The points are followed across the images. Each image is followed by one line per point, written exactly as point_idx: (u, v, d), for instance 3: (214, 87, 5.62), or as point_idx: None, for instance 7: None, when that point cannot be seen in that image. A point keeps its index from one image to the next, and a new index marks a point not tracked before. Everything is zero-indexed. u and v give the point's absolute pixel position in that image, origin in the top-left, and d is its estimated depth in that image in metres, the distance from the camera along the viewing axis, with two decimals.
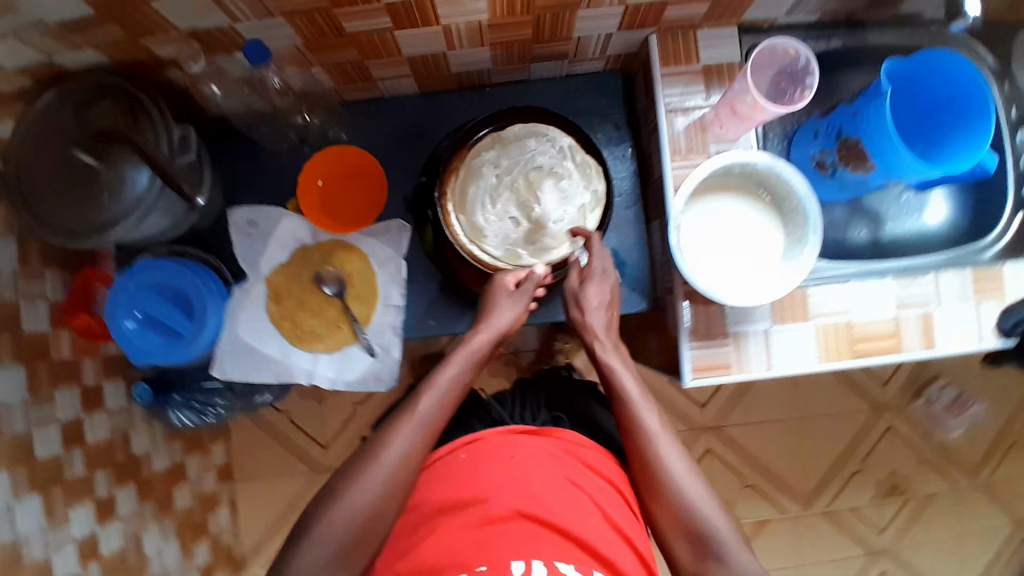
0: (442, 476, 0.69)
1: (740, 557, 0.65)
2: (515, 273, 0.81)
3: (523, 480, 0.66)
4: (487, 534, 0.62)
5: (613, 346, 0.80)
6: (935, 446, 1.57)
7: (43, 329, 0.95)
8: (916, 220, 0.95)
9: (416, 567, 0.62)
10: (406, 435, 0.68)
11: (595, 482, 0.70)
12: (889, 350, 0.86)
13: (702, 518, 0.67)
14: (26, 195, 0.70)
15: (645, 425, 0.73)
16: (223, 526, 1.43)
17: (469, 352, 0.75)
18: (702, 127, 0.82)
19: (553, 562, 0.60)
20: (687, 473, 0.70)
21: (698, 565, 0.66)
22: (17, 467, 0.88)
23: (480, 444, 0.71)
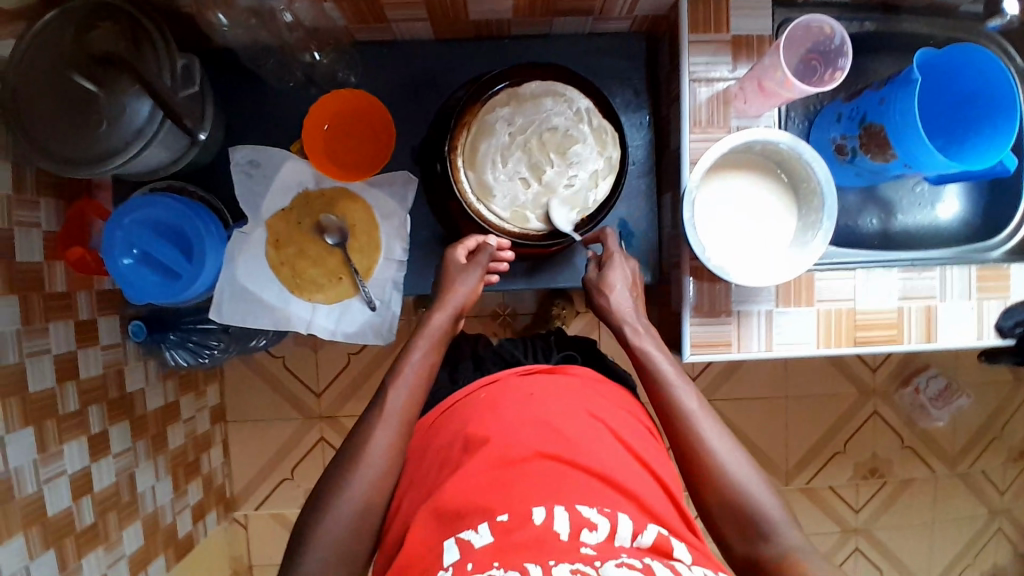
0: (458, 420, 0.71)
1: (788, 534, 0.64)
2: (465, 243, 0.79)
3: (541, 417, 0.68)
4: (508, 476, 0.61)
5: (643, 327, 0.78)
6: (918, 433, 1.60)
7: (37, 260, 0.94)
8: (928, 214, 0.95)
9: (438, 510, 0.61)
10: (384, 433, 0.67)
11: (620, 422, 0.72)
12: (888, 341, 0.86)
13: (748, 498, 0.66)
14: (22, 119, 0.68)
15: (684, 407, 0.71)
16: (215, 466, 1.45)
17: (429, 335, 0.74)
18: (725, 100, 0.79)
19: (575, 506, 0.59)
20: (730, 452, 0.69)
21: (746, 544, 0.66)
22: (10, 399, 0.88)
23: (500, 382, 0.76)
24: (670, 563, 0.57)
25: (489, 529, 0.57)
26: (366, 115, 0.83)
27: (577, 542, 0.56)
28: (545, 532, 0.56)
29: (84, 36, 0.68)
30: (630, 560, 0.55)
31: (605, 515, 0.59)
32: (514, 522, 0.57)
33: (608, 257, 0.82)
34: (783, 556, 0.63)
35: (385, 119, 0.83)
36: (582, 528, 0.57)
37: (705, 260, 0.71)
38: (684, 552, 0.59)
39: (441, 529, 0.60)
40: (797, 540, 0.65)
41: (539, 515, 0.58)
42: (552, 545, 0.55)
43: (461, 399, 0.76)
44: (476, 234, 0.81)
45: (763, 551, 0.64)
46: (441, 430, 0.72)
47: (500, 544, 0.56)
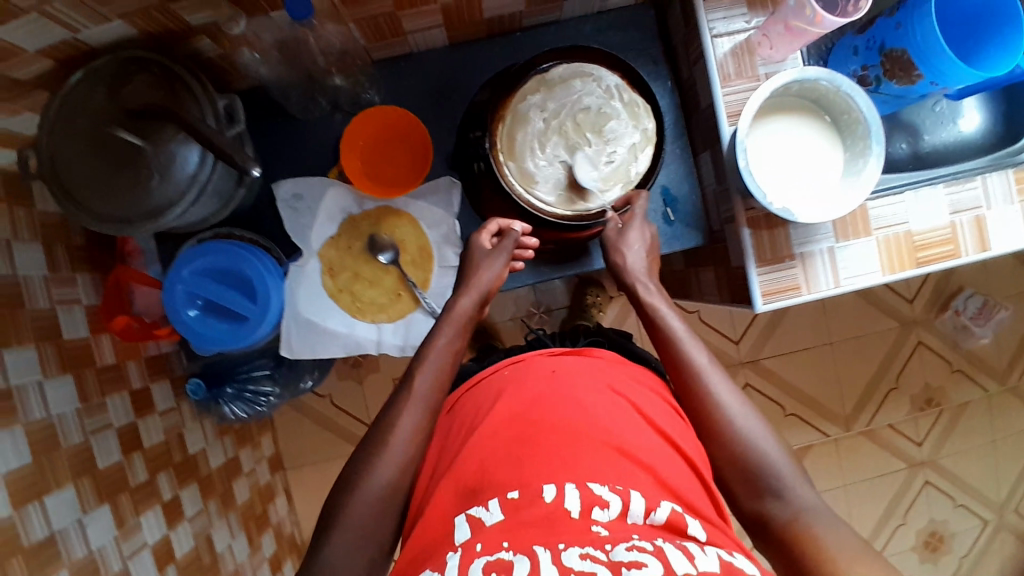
0: (482, 399, 0.74)
1: (797, 492, 0.66)
2: (489, 228, 0.83)
3: (565, 396, 0.69)
4: (525, 454, 0.63)
5: (656, 286, 0.81)
6: (964, 354, 1.59)
7: (84, 335, 0.92)
8: (952, 130, 0.92)
9: (458, 486, 0.64)
10: (410, 418, 0.70)
11: (642, 397, 0.73)
12: (944, 256, 0.86)
13: (757, 452, 0.68)
14: (73, 187, 0.68)
15: (696, 363, 0.75)
16: (283, 515, 1.44)
17: (457, 319, 0.77)
18: (750, 50, 0.80)
19: (585, 484, 0.60)
20: (740, 409, 0.71)
21: (755, 502, 0.67)
22: (80, 479, 0.86)
23: (526, 362, 0.77)
24: (683, 545, 0.56)
25: (500, 508, 0.60)
26: (401, 131, 0.83)
27: (588, 521, 0.57)
28: (556, 509, 0.58)
29: (118, 93, 0.68)
30: (640, 542, 0.55)
31: (617, 492, 0.59)
32: (523, 500, 0.59)
33: (630, 215, 0.81)
34: (792, 520, 0.64)
35: (419, 131, 0.83)
36: (593, 507, 0.58)
37: (768, 205, 0.72)
38: (697, 530, 0.59)
39: (459, 501, 0.63)
40: (808, 499, 0.66)
41: (549, 494, 0.59)
42: (563, 523, 0.56)
43: (486, 375, 0.78)
44: (498, 218, 0.84)
45: (769, 507, 0.66)
46: (464, 408, 0.75)
47: (509, 521, 0.58)
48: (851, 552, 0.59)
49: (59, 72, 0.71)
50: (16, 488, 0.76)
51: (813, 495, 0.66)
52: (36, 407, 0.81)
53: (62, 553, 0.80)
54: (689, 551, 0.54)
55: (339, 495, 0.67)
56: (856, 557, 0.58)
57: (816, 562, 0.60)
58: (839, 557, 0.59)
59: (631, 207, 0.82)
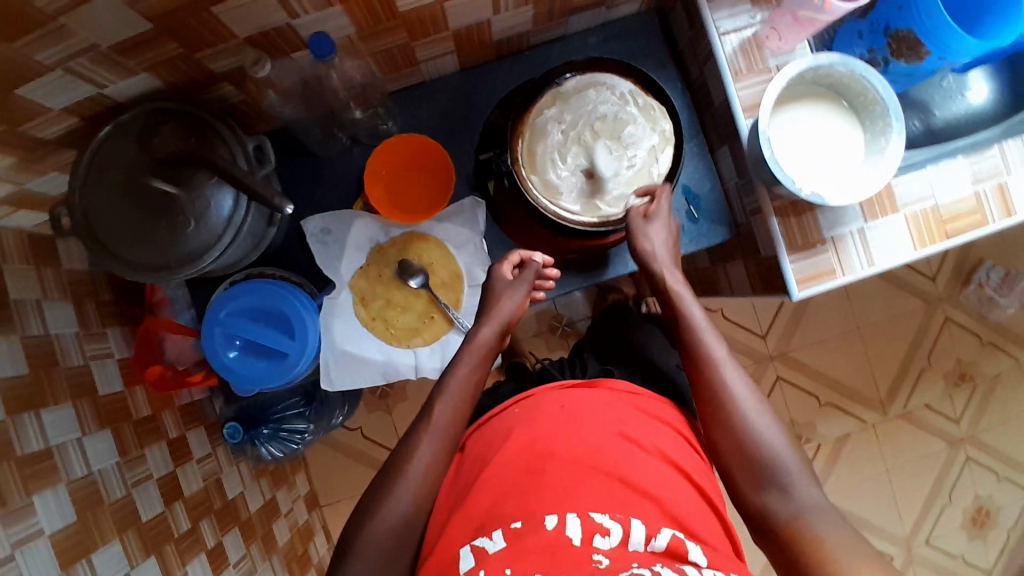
0: (492, 435, 0.72)
1: (804, 490, 0.65)
2: (509, 260, 0.83)
3: (576, 427, 0.68)
4: (530, 485, 0.63)
5: (679, 274, 0.80)
6: (993, 326, 1.57)
7: (118, 389, 0.92)
8: (961, 104, 0.92)
9: (466, 519, 0.63)
10: (430, 445, 0.70)
11: (648, 427, 0.71)
12: (971, 227, 0.86)
13: (766, 448, 0.67)
14: (110, 240, 0.68)
15: (713, 355, 0.74)
16: (323, 553, 1.42)
17: (476, 348, 0.77)
18: (758, 44, 0.81)
19: (587, 514, 0.59)
20: (753, 405, 0.70)
21: (758, 495, 0.66)
22: (126, 532, 0.83)
23: (534, 398, 0.75)
24: (681, 569, 0.56)
25: (503, 536, 0.59)
26: (421, 156, 0.84)
27: (589, 549, 0.57)
28: (557, 537, 0.58)
29: (147, 143, 0.69)
30: (640, 570, 0.55)
31: (618, 521, 0.59)
32: (527, 530, 0.59)
33: (653, 207, 0.79)
34: (794, 519, 0.64)
35: (438, 153, 0.83)
36: (594, 534, 0.58)
37: (798, 191, 0.73)
38: (699, 555, 0.58)
39: (468, 532, 0.62)
40: (812, 499, 0.65)
41: (550, 522, 0.59)
42: (565, 552, 0.56)
43: (496, 415, 0.76)
44: (520, 251, 0.84)
45: (770, 501, 0.66)
46: (475, 446, 0.73)
47: (512, 550, 0.57)
48: (853, 553, 0.59)
49: (84, 129, 0.72)
50: (62, 548, 0.74)
51: (817, 496, 0.65)
52: (77, 464, 0.80)
53: None
54: None
55: (397, 525, 0.66)
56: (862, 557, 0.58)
57: (812, 560, 0.60)
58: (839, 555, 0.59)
59: (654, 196, 0.80)
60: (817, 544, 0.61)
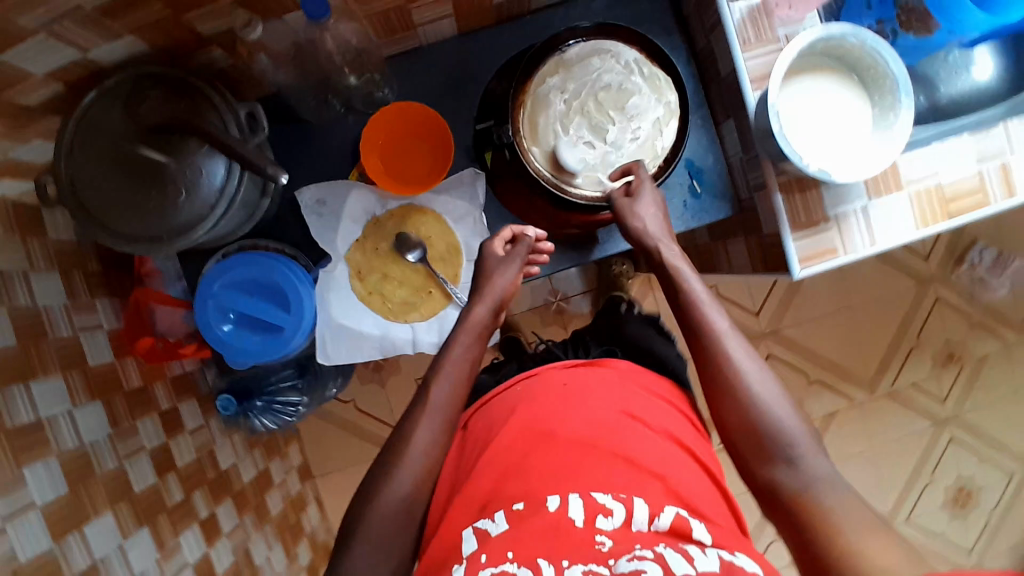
0: (494, 414, 0.73)
1: (812, 462, 0.63)
2: (501, 235, 0.81)
3: (577, 409, 0.69)
4: (531, 468, 0.63)
5: (674, 244, 0.77)
6: (982, 307, 1.59)
7: (108, 360, 0.90)
8: (966, 80, 0.87)
9: (470, 500, 0.64)
10: (427, 428, 0.69)
11: (650, 406, 0.71)
12: (973, 207, 0.85)
13: (771, 420, 0.66)
14: (98, 210, 0.66)
15: (715, 326, 0.72)
16: (316, 523, 1.42)
17: (471, 326, 0.76)
18: (767, 12, 0.78)
19: (588, 494, 0.60)
20: (757, 374, 0.69)
21: (765, 469, 0.65)
22: (118, 504, 0.83)
23: (540, 376, 0.75)
24: (684, 549, 0.56)
25: (505, 518, 0.60)
26: (419, 125, 0.82)
27: (592, 530, 0.57)
28: (560, 519, 0.58)
29: (136, 110, 0.66)
30: (641, 551, 0.55)
31: (621, 500, 0.60)
32: (529, 511, 0.59)
33: (638, 184, 0.76)
34: (804, 492, 0.61)
35: (436, 123, 0.81)
36: (596, 515, 0.58)
37: (806, 166, 0.71)
38: (704, 533, 0.58)
39: (470, 515, 0.62)
40: (823, 470, 0.63)
41: (553, 504, 0.59)
42: (567, 534, 0.57)
43: (499, 393, 0.77)
44: (512, 226, 0.83)
45: (780, 474, 0.64)
46: (475, 427, 0.74)
47: (514, 532, 0.58)
48: (860, 526, 0.56)
49: (69, 93, 0.69)
50: (55, 519, 0.73)
51: (824, 467, 0.63)
52: (68, 436, 0.79)
53: None
54: (689, 553, 0.55)
55: (394, 500, 0.66)
56: (868, 529, 0.55)
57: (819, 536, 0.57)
58: (845, 529, 0.56)
59: (633, 176, 0.77)
60: (824, 515, 0.58)
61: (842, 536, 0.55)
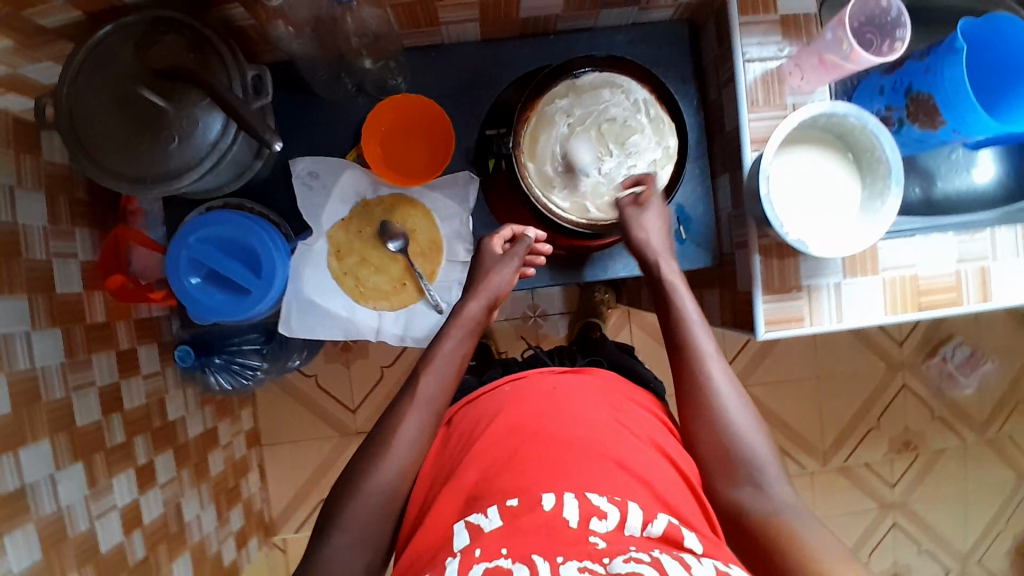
0: (481, 412, 0.73)
1: (779, 490, 0.65)
2: (501, 235, 0.83)
3: (566, 414, 0.69)
4: (518, 462, 0.63)
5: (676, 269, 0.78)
6: (947, 402, 1.61)
7: (76, 291, 0.90)
8: (965, 179, 0.92)
9: (461, 494, 0.64)
10: (414, 424, 0.69)
11: (633, 415, 0.73)
12: (944, 304, 0.87)
13: (744, 445, 0.68)
14: (90, 143, 0.67)
15: (699, 346, 0.73)
16: (254, 491, 1.42)
17: (464, 323, 0.77)
18: (780, 78, 0.80)
19: (583, 494, 0.60)
20: (734, 401, 0.70)
21: (732, 490, 0.66)
22: (58, 434, 0.83)
23: (525, 380, 0.76)
24: (680, 556, 0.55)
25: (498, 514, 0.59)
26: (424, 119, 0.82)
27: (586, 531, 0.57)
28: (554, 518, 0.58)
29: (145, 52, 0.67)
30: (637, 553, 0.55)
31: (615, 504, 0.60)
32: (523, 508, 0.59)
33: (649, 195, 0.78)
34: (772, 516, 0.62)
35: (441, 121, 0.82)
36: (591, 516, 0.58)
37: (784, 233, 0.73)
38: (695, 542, 0.58)
39: (457, 510, 0.63)
40: (786, 497, 0.65)
41: (548, 502, 0.59)
42: (562, 534, 0.56)
43: (487, 392, 0.77)
44: (513, 225, 0.84)
45: (746, 496, 0.65)
46: (461, 424, 0.74)
47: (508, 529, 0.58)
48: (835, 555, 0.57)
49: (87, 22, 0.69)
50: None
51: (792, 496, 0.64)
52: (21, 357, 0.78)
53: (30, 506, 0.77)
54: (686, 561, 0.54)
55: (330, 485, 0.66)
56: (838, 558, 0.56)
57: (784, 554, 0.58)
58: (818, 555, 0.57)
59: (644, 187, 0.79)
60: (796, 540, 0.59)
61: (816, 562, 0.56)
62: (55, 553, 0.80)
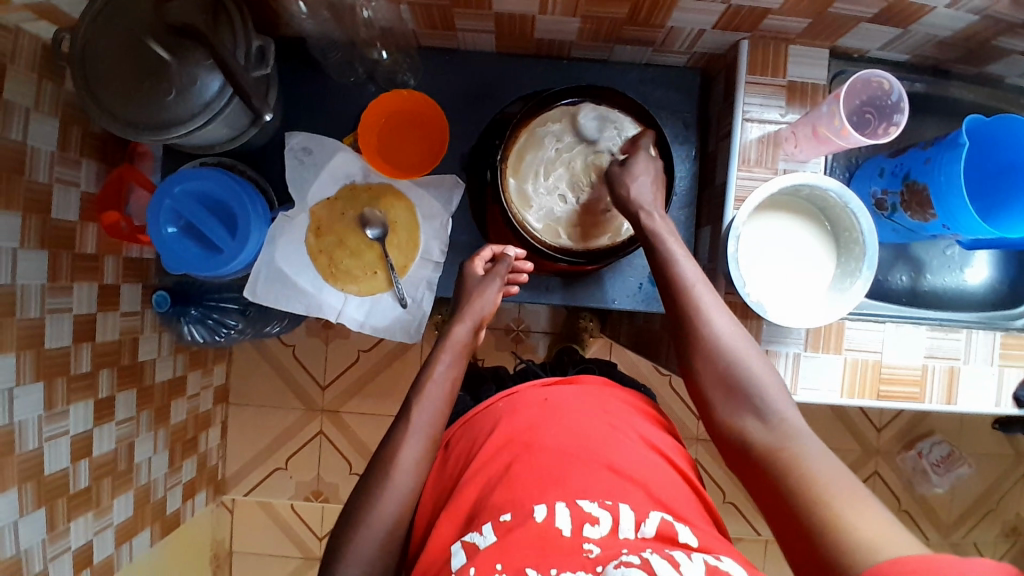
0: (476, 430, 0.71)
1: (781, 410, 0.64)
2: (482, 256, 0.84)
3: (558, 422, 0.67)
4: (511, 474, 0.62)
5: (660, 216, 0.77)
6: (916, 498, 1.57)
7: (71, 219, 0.90)
8: (957, 277, 0.91)
9: (462, 516, 0.62)
10: (411, 449, 0.68)
11: (632, 416, 0.72)
12: (905, 397, 0.86)
13: (743, 370, 0.67)
14: (92, 81, 0.70)
15: (685, 278, 0.72)
16: (211, 446, 1.43)
17: (453, 346, 0.76)
18: (776, 142, 0.81)
19: (576, 502, 0.59)
20: (730, 331, 0.69)
21: (734, 421, 0.66)
22: (25, 351, 0.84)
23: (517, 395, 0.73)
24: (670, 554, 0.55)
25: (493, 530, 0.58)
26: (422, 117, 0.84)
27: (580, 538, 0.56)
28: (547, 529, 0.56)
29: (163, 6, 0.69)
30: (629, 556, 0.54)
31: (607, 508, 0.59)
32: (516, 522, 0.58)
33: (633, 147, 0.79)
34: (778, 447, 0.61)
35: (439, 121, 0.84)
36: (584, 524, 0.57)
37: (744, 295, 0.74)
38: (690, 537, 0.58)
39: (457, 530, 0.61)
40: (791, 415, 0.64)
41: (540, 513, 0.58)
42: (556, 544, 0.55)
43: (480, 410, 0.74)
44: (494, 245, 0.85)
45: (750, 426, 0.64)
46: (457, 444, 0.72)
47: (502, 545, 0.56)
48: (835, 473, 0.56)
49: None
50: None
51: (796, 415, 0.63)
52: (3, 271, 0.79)
53: None
54: (675, 560, 0.54)
55: None
56: (850, 495, 0.54)
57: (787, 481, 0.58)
58: (831, 493, 0.55)
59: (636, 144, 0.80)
60: (807, 477, 0.57)
61: (826, 504, 0.54)
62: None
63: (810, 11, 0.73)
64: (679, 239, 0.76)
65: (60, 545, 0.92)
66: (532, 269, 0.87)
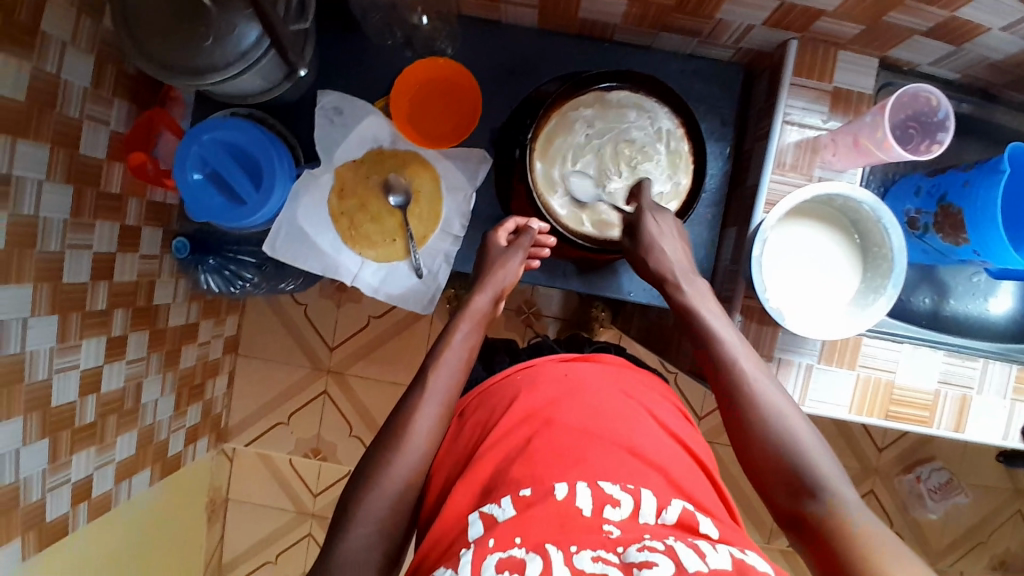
0: (494, 401, 0.70)
1: (835, 482, 0.61)
2: (505, 228, 0.82)
3: (578, 399, 0.67)
4: (531, 451, 0.61)
5: (691, 285, 0.77)
6: (909, 521, 1.56)
7: (98, 157, 0.90)
8: (979, 305, 0.89)
9: (478, 491, 0.61)
10: (425, 418, 0.68)
11: (659, 406, 0.72)
12: (914, 420, 0.84)
13: (792, 442, 0.64)
14: (132, 20, 0.70)
15: (727, 349, 0.71)
16: (217, 394, 1.45)
17: (473, 314, 0.76)
18: (814, 148, 0.79)
19: (597, 483, 0.58)
20: (775, 399, 0.67)
21: (788, 495, 0.62)
22: (43, 283, 0.84)
23: (535, 369, 0.73)
24: (694, 543, 0.54)
25: (511, 504, 0.57)
26: (456, 87, 0.83)
27: (600, 519, 0.56)
28: (568, 508, 0.56)
29: None
30: (652, 542, 0.53)
31: (628, 492, 0.58)
32: (536, 498, 0.57)
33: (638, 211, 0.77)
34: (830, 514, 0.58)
35: (472, 91, 0.82)
36: (605, 505, 0.56)
37: (765, 301, 0.72)
38: (711, 528, 0.57)
39: (472, 499, 0.61)
40: (847, 490, 0.60)
41: (561, 490, 0.57)
42: (576, 522, 0.55)
43: (498, 379, 0.74)
44: (518, 218, 0.83)
45: (805, 499, 0.61)
46: (476, 412, 0.71)
47: (522, 519, 0.55)
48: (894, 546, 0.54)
49: None
50: None
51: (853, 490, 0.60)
52: (28, 202, 0.79)
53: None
54: (701, 549, 0.53)
55: None
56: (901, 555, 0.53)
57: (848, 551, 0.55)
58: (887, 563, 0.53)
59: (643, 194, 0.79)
60: (851, 534, 0.56)
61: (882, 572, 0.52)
62: (6, 391, 0.81)
63: (864, 17, 0.71)
64: (715, 307, 0.75)
65: (62, 476, 0.94)
66: (556, 245, 0.85)
